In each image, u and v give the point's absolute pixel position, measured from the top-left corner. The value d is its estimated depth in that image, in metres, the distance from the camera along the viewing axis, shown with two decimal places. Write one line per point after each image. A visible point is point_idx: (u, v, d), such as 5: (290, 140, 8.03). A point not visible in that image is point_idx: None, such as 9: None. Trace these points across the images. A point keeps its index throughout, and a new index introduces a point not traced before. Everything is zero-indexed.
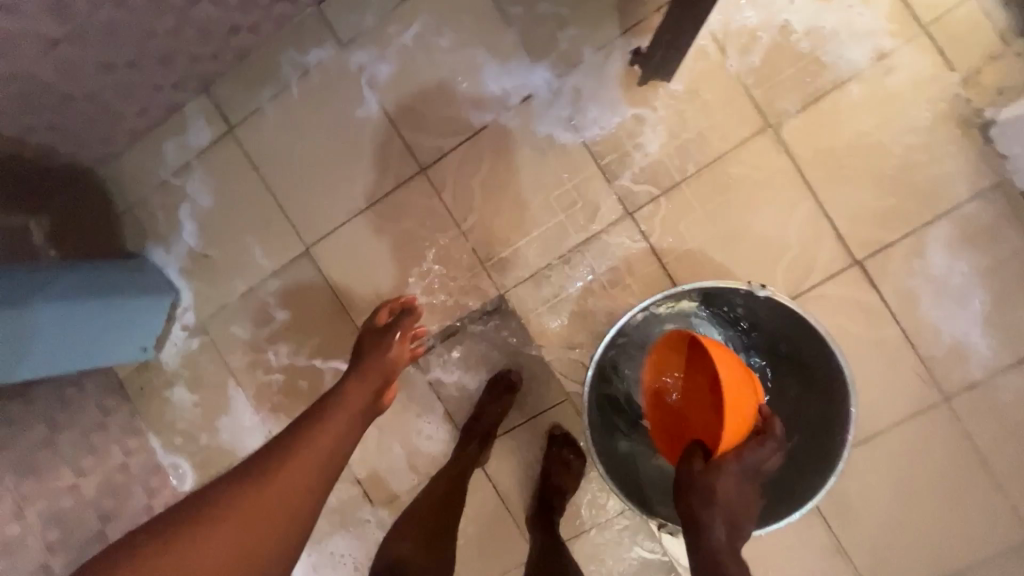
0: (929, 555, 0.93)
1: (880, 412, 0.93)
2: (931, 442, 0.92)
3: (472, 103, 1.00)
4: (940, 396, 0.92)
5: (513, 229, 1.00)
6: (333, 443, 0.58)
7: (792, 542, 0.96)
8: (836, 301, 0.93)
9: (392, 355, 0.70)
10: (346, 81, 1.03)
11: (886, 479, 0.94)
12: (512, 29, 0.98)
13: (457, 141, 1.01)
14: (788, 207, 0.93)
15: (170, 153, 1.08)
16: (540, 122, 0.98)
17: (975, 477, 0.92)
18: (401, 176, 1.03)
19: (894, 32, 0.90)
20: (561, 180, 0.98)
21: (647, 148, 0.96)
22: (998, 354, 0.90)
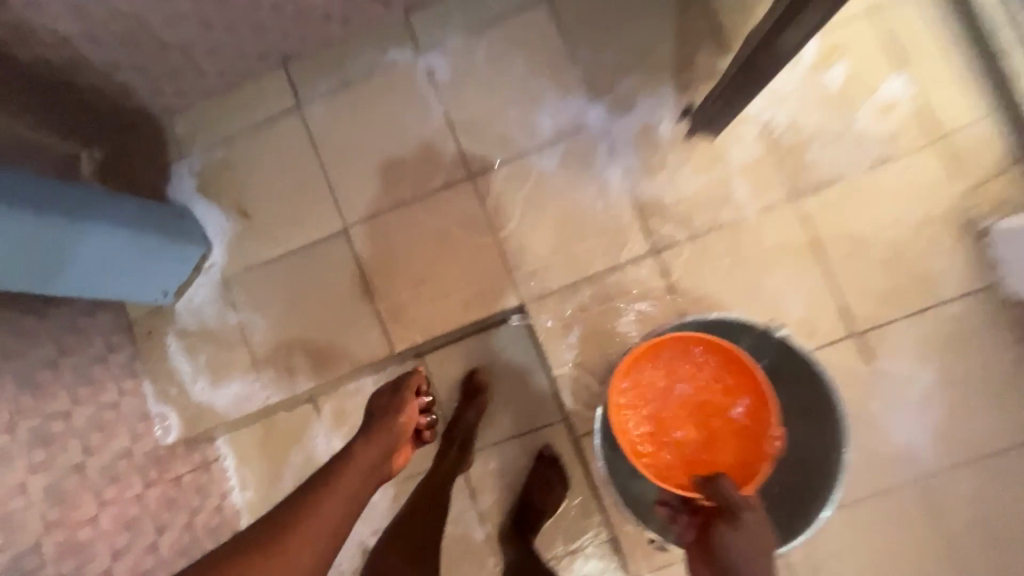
0: None
1: (860, 483, 0.97)
2: (905, 518, 0.96)
3: (528, 125, 1.08)
4: (919, 475, 0.96)
5: (545, 247, 1.06)
6: (343, 499, 0.68)
7: None
8: (834, 368, 0.99)
9: (400, 421, 0.79)
10: (416, 83, 1.10)
11: (857, 546, 0.97)
12: (578, 69, 1.07)
13: (508, 157, 1.08)
14: (801, 274, 1.01)
15: (235, 117, 1.13)
16: (588, 154, 1.06)
17: (941, 560, 0.95)
18: (450, 179, 1.09)
19: (916, 134, 0.99)
20: (596, 211, 1.05)
21: (681, 196, 1.04)
22: (978, 445, 0.95)
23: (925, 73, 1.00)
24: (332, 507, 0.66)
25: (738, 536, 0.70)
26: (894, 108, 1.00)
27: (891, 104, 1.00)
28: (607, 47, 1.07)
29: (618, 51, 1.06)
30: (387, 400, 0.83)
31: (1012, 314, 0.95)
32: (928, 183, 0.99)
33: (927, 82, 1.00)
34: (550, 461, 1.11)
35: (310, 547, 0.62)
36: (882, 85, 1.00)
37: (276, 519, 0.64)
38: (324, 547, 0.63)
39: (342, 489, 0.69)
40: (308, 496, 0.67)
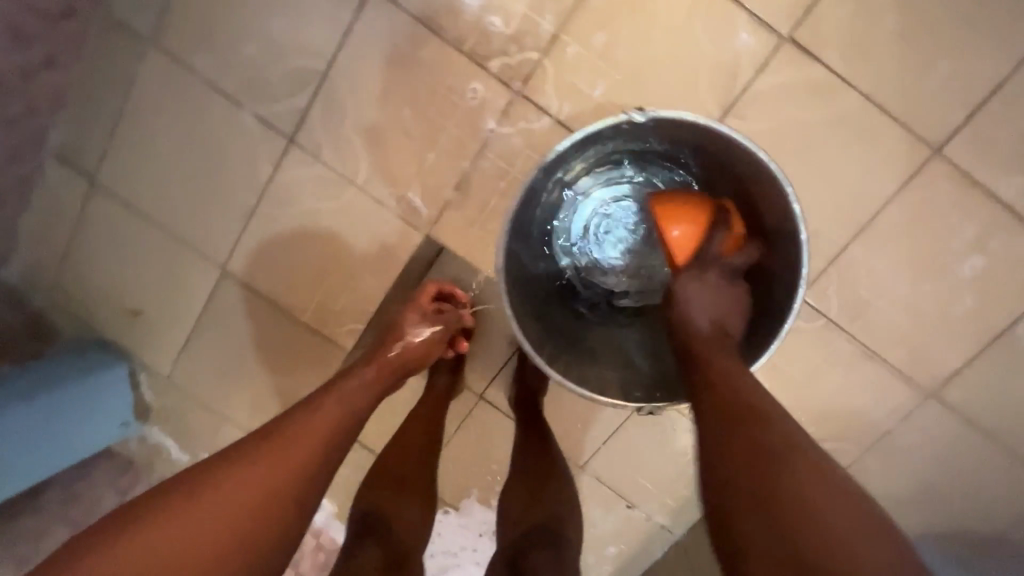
0: (964, 319, 0.84)
1: (865, 196, 0.81)
2: (930, 203, 0.80)
3: (303, 42, 0.87)
4: (927, 150, 0.79)
5: (411, 162, 0.89)
6: (356, 394, 0.67)
7: (810, 364, 0.89)
8: (777, 92, 0.80)
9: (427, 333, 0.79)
10: (169, 77, 0.91)
11: (891, 257, 0.83)
12: None
13: (312, 91, 0.89)
14: (685, 12, 0.78)
15: (54, 233, 1.02)
16: (383, 30, 0.85)
17: (989, 220, 0.80)
18: (271, 154, 0.92)
19: None
20: (433, 91, 0.86)
21: (506, 8, 0.81)
22: (979, 75, 0.76)
23: None
24: (335, 419, 0.63)
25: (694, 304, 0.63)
26: None
27: None
28: None
29: None
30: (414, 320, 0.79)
31: None
32: None
33: None
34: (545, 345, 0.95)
35: (334, 437, 0.62)
36: None
37: (238, 447, 0.58)
38: (343, 428, 0.63)
39: (348, 391, 0.67)
40: (299, 419, 0.61)
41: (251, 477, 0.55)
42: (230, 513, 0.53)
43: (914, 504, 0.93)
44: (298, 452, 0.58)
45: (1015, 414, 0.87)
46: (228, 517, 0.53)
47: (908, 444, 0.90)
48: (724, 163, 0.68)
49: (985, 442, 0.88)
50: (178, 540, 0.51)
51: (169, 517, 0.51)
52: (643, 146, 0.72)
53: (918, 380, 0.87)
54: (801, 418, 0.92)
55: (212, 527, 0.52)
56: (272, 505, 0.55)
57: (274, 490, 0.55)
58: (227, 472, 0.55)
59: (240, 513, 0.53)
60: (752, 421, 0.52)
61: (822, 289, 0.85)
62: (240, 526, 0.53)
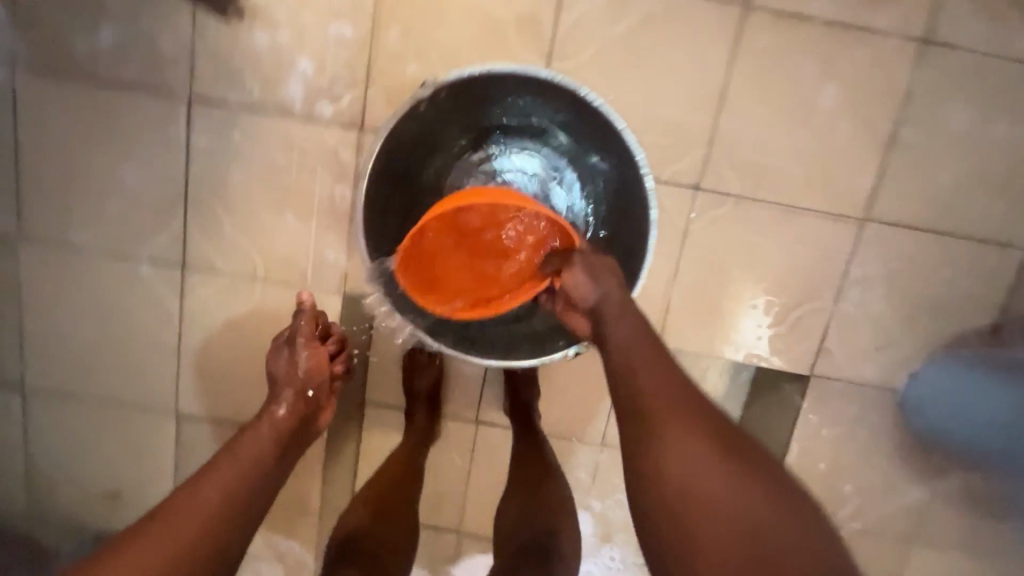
0: (856, 139, 0.84)
1: (707, 73, 0.83)
2: (767, 51, 0.82)
3: (151, 174, 0.88)
4: (740, 8, 0.81)
5: (298, 235, 0.90)
6: (276, 426, 0.70)
7: (743, 245, 0.89)
8: (583, 21, 0.82)
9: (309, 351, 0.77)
10: (48, 262, 0.92)
11: (760, 115, 0.84)
12: (115, 82, 0.85)
13: (180, 217, 0.90)
14: None
15: (7, 455, 1.01)
16: (217, 130, 0.87)
17: (827, 41, 0.82)
18: (170, 288, 0.93)
19: None
20: (287, 162, 0.88)
21: (315, 61, 0.84)
22: None
23: None
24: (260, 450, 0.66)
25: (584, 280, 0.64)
26: None
27: None
28: (103, 33, 0.84)
29: (117, 24, 0.84)
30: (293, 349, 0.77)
31: None
32: None
33: None
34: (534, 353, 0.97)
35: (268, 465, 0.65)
36: None
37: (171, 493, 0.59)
38: (271, 453, 0.67)
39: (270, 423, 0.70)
40: (228, 456, 0.64)
41: (187, 507, 0.58)
42: (171, 549, 0.54)
43: (906, 329, 0.91)
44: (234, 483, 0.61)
45: (949, 202, 0.86)
46: (170, 548, 0.54)
47: (869, 276, 0.89)
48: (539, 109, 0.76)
49: (936, 241, 0.88)
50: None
51: (115, 559, 0.53)
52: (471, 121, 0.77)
53: (846, 213, 0.87)
54: (762, 298, 0.91)
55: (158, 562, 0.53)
56: (215, 528, 0.57)
57: (215, 514, 0.58)
58: (165, 511, 0.57)
59: (181, 542, 0.54)
60: (738, 436, 0.58)
61: (716, 172, 0.86)
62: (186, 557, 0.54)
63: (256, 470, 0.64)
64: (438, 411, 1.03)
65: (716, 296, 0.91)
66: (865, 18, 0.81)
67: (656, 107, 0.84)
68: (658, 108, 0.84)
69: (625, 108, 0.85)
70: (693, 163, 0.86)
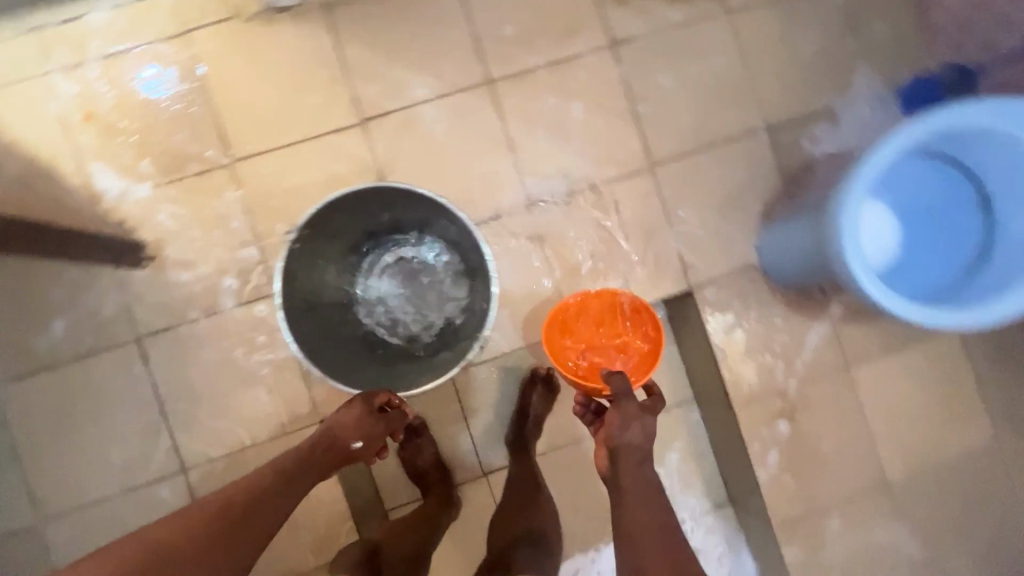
0: (612, 121, 1.15)
1: (491, 133, 1.13)
2: (521, 101, 1.13)
3: (129, 411, 1.05)
4: (487, 85, 1.13)
5: (263, 395, 1.07)
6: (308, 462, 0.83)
7: (586, 225, 1.14)
8: (392, 144, 1.11)
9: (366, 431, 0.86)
10: (70, 530, 1.04)
11: (542, 140, 1.13)
12: (76, 357, 1.05)
13: (166, 430, 1.06)
14: (306, 165, 1.09)
15: None
16: (168, 351, 1.06)
17: (554, 75, 1.14)
18: (179, 495, 1.05)
19: (180, 54, 1.08)
20: (231, 346, 1.07)
21: (220, 264, 1.08)
22: (463, 35, 1.12)
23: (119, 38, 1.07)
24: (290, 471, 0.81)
25: (634, 431, 0.87)
26: (151, 71, 1.08)
27: (150, 74, 1.08)
28: (54, 327, 1.05)
29: (63, 315, 1.05)
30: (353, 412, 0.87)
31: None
32: (224, 47, 1.08)
33: (132, 39, 1.07)
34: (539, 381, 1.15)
35: (290, 481, 0.81)
36: (131, 80, 1.07)
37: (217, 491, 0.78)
38: (298, 480, 0.81)
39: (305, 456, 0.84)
40: (261, 471, 0.81)
41: (234, 503, 0.76)
42: (198, 529, 0.72)
43: (731, 220, 1.16)
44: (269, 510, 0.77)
45: (696, 127, 1.16)
46: (201, 527, 0.72)
47: (681, 199, 1.16)
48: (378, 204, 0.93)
49: (706, 154, 1.16)
50: (162, 545, 0.70)
51: (160, 531, 0.72)
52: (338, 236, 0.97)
53: (638, 169, 1.15)
54: (622, 253, 1.15)
55: (192, 536, 0.71)
56: (235, 516, 0.75)
57: (239, 505, 0.76)
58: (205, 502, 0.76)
59: (208, 525, 0.73)
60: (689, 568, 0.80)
61: (536, 189, 1.13)
62: (209, 537, 0.72)
63: (281, 480, 0.80)
64: (447, 476, 1.16)
65: (591, 269, 1.14)
66: (568, 51, 1.14)
67: (472, 170, 1.12)
68: (473, 170, 1.12)
69: (451, 182, 1.12)
70: (518, 192, 1.13)
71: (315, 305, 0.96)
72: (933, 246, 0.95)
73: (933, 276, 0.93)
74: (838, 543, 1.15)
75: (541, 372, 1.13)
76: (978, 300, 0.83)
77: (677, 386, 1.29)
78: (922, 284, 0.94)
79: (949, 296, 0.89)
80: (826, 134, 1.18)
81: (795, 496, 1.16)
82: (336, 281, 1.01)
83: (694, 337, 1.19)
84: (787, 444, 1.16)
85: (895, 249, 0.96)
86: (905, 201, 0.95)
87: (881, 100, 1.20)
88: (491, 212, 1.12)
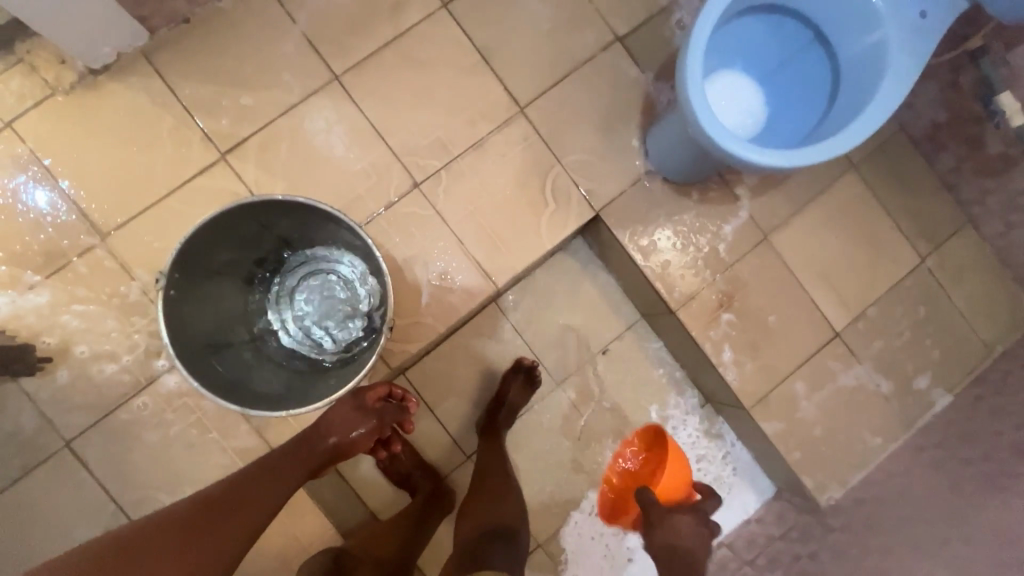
0: (469, 78, 1.14)
1: (356, 127, 1.11)
2: (374, 86, 1.12)
3: (83, 516, 1.01)
4: (336, 81, 1.11)
5: (212, 454, 1.03)
6: (301, 464, 0.84)
7: (478, 185, 1.13)
8: (259, 168, 1.08)
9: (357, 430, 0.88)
10: None
11: (407, 117, 1.12)
12: (10, 482, 1.00)
13: (127, 522, 1.01)
14: (179, 215, 1.05)
15: None
16: (100, 445, 1.01)
17: (399, 51, 1.12)
18: None
19: (9, 145, 1.02)
20: (162, 418, 1.02)
21: (124, 339, 1.02)
22: (295, 40, 1.10)
23: None
24: (283, 470, 0.81)
25: None
26: None
27: None
28: None
29: None
30: (347, 409, 0.89)
31: (164, 33, 1.06)
32: (55, 124, 1.03)
33: None
34: (521, 372, 1.20)
35: (285, 483, 0.80)
36: None
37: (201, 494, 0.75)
38: (290, 481, 0.81)
39: (294, 455, 0.84)
40: (250, 472, 0.80)
41: (219, 491, 0.75)
42: (188, 527, 0.69)
43: (613, 136, 1.17)
44: (252, 497, 0.75)
45: (552, 58, 1.17)
46: (190, 526, 0.69)
47: (562, 131, 1.16)
48: (250, 227, 0.93)
49: (571, 81, 1.17)
50: (146, 543, 0.66)
51: (146, 527, 0.68)
52: (218, 274, 0.95)
53: (510, 116, 1.15)
54: (522, 201, 1.15)
55: (179, 534, 0.68)
56: (228, 517, 0.72)
57: (233, 504, 0.74)
58: (192, 503, 0.73)
59: (198, 522, 0.70)
60: None
61: (418, 166, 1.12)
62: (201, 533, 0.69)
63: (272, 480, 0.79)
64: (429, 472, 1.16)
65: (497, 226, 1.14)
66: (404, 24, 1.13)
67: (348, 169, 1.10)
68: (350, 168, 1.10)
69: (332, 188, 1.10)
70: (401, 174, 1.11)
71: (223, 343, 0.95)
72: (792, 100, 0.98)
73: (800, 125, 0.97)
74: (811, 402, 1.19)
75: (522, 360, 1.19)
76: (837, 133, 0.87)
77: (621, 311, 1.30)
78: (792, 136, 0.97)
79: (815, 139, 0.93)
80: (676, 28, 1.20)
81: (758, 373, 1.19)
82: (241, 313, 1.00)
83: (620, 258, 1.21)
84: (735, 326, 1.18)
85: (761, 112, 0.99)
86: (757, 65, 0.98)
87: None
88: (382, 204, 1.11)
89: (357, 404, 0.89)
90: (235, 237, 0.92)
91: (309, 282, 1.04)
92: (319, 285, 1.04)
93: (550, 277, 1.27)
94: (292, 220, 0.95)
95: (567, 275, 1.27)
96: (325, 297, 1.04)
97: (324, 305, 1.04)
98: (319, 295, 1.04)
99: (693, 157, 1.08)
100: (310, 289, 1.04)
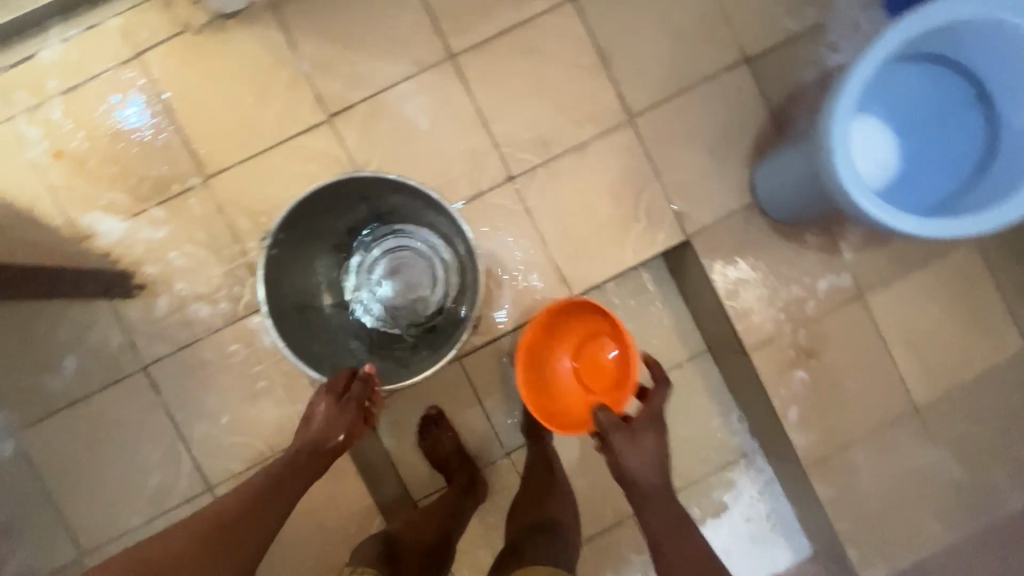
0: (583, 78, 1.10)
1: (461, 110, 1.09)
2: (487, 71, 1.10)
3: (147, 438, 1.06)
4: (451, 61, 1.09)
5: (272, 405, 1.06)
6: (302, 467, 0.82)
7: (571, 188, 1.11)
8: (361, 137, 1.08)
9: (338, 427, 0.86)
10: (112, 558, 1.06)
11: (514, 108, 1.10)
12: (88, 394, 1.06)
13: (185, 452, 1.07)
14: (279, 170, 1.07)
15: None
16: (173, 375, 1.06)
17: (518, 39, 1.10)
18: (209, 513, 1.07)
19: (135, 76, 1.05)
20: (232, 362, 1.06)
21: (210, 280, 1.06)
22: (418, 13, 1.08)
23: (72, 71, 1.05)
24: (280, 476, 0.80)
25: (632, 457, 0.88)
26: (111, 100, 1.06)
27: (108, 100, 1.05)
28: (60, 369, 1.05)
29: (67, 354, 1.06)
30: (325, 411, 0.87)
31: None
32: (179, 63, 1.06)
33: (86, 68, 1.05)
34: None
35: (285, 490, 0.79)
36: (90, 110, 1.05)
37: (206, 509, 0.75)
38: (290, 487, 0.79)
39: (291, 459, 0.83)
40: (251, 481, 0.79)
41: (221, 505, 0.75)
42: (189, 546, 0.69)
43: (720, 161, 1.12)
44: (251, 512, 0.75)
45: (672, 71, 1.12)
46: (191, 545, 0.69)
47: (667, 148, 1.12)
48: (350, 199, 0.94)
49: (686, 98, 1.12)
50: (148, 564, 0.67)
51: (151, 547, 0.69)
52: (313, 239, 0.96)
53: (618, 123, 1.11)
54: (613, 212, 1.11)
55: (180, 554, 0.68)
56: (228, 533, 0.72)
57: (233, 520, 0.73)
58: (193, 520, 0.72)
59: (198, 542, 0.70)
60: None
61: (515, 159, 1.10)
62: (200, 553, 0.69)
63: (270, 490, 0.78)
64: (466, 463, 1.17)
65: (582, 233, 1.11)
66: (528, 13, 1.10)
67: (447, 151, 1.10)
68: (449, 150, 1.09)
69: (428, 167, 1.10)
70: (497, 165, 1.10)
71: (306, 304, 0.97)
72: (931, 159, 0.92)
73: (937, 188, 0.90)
74: (872, 474, 1.13)
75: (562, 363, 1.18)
76: (986, 204, 0.80)
77: (687, 340, 1.27)
78: (925, 199, 0.90)
79: (954, 204, 0.86)
80: (809, 57, 1.13)
81: (821, 433, 1.13)
82: (327, 279, 1.02)
83: (700, 288, 1.16)
84: (808, 381, 1.13)
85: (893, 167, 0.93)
86: (898, 115, 0.92)
87: (863, 12, 1.14)
88: (473, 191, 1.10)
89: (337, 402, 0.87)
90: (335, 207, 0.94)
91: (393, 258, 1.04)
92: (402, 263, 1.04)
93: (622, 292, 1.23)
94: (391, 197, 0.96)
95: (639, 294, 1.24)
96: (408, 277, 1.04)
97: (405, 284, 1.04)
98: (402, 273, 1.04)
99: (804, 200, 1.02)
100: (394, 266, 1.04)
